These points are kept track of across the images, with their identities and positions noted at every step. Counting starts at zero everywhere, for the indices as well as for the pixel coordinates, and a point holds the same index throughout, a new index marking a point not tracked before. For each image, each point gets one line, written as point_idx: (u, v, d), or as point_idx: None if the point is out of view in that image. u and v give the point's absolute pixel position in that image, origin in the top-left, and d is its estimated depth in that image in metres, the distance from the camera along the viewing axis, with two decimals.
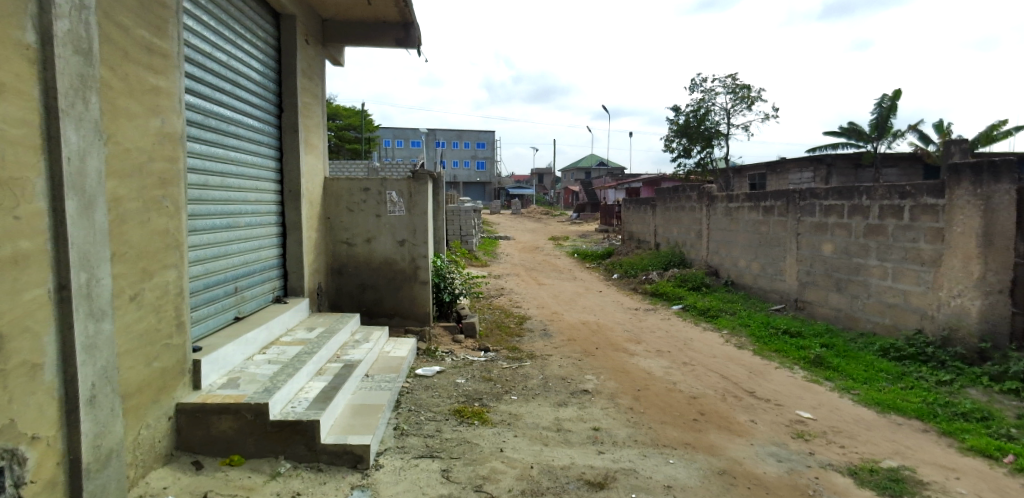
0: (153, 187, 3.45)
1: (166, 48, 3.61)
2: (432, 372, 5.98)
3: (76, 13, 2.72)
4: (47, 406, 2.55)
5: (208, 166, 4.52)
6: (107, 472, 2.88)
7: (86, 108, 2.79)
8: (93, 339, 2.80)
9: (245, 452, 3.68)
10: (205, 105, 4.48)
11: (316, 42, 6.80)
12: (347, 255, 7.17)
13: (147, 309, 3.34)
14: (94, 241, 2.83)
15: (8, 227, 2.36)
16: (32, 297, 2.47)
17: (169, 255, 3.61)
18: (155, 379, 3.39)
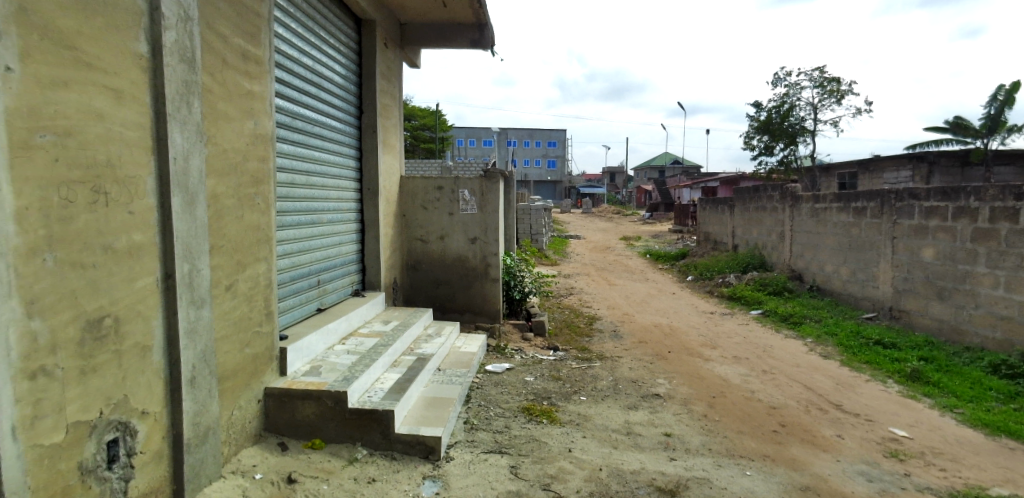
0: (247, 185, 3.69)
1: (259, 54, 3.84)
2: (502, 369, 6.04)
3: (182, 25, 2.95)
4: (155, 385, 2.78)
5: (295, 165, 4.78)
6: (205, 448, 3.11)
7: (190, 111, 3.03)
8: (194, 325, 3.03)
9: (326, 436, 3.87)
10: (293, 108, 4.74)
11: (394, 45, 7.04)
12: (421, 251, 7.37)
13: (240, 298, 3.58)
14: (196, 234, 3.07)
15: (125, 221, 2.60)
16: (143, 285, 2.71)
17: (260, 249, 3.85)
18: (247, 364, 3.63)
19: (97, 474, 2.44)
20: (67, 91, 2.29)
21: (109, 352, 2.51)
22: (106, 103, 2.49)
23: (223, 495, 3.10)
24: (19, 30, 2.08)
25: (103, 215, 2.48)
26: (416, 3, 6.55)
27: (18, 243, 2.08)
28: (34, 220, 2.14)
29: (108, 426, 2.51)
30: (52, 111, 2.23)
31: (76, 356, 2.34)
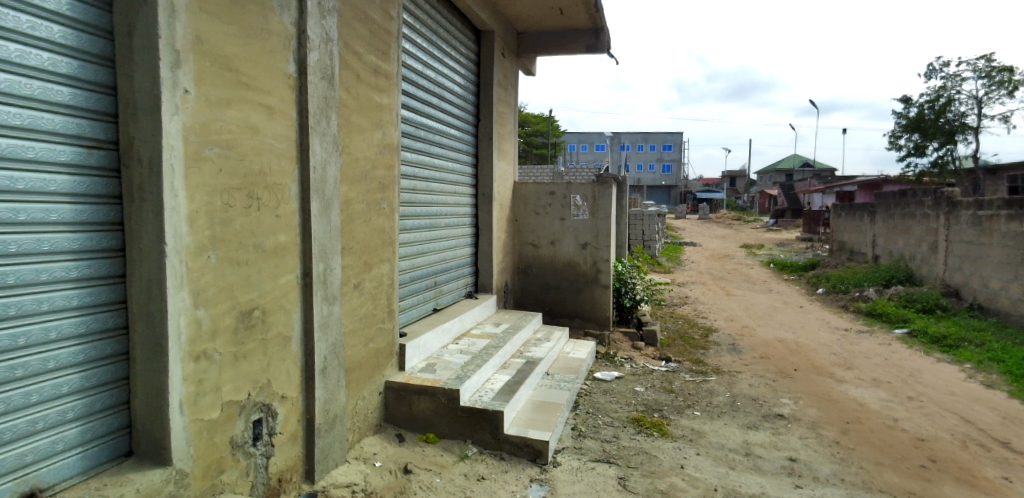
0: (375, 191, 3.96)
1: (388, 69, 4.12)
2: (611, 377, 5.95)
3: (324, 45, 3.24)
4: (293, 372, 3.08)
5: (417, 172, 5.05)
6: (333, 433, 3.37)
7: (328, 124, 3.31)
8: (327, 319, 3.31)
9: (439, 431, 4.03)
10: (417, 118, 5.01)
11: (511, 54, 7.21)
12: (532, 256, 7.47)
13: (367, 296, 3.85)
14: (330, 235, 3.35)
15: (272, 223, 2.90)
16: (286, 281, 3.01)
17: (384, 250, 4.11)
18: (371, 358, 3.89)
19: (245, 449, 2.74)
20: (229, 109, 2.60)
21: (256, 340, 2.80)
22: (260, 119, 2.80)
23: (347, 479, 3.34)
24: (195, 56, 2.39)
25: (255, 218, 2.78)
26: (534, 11, 6.67)
27: (190, 241, 2.39)
28: (202, 222, 2.45)
29: (255, 407, 2.81)
30: (219, 126, 2.54)
31: (231, 343, 2.64)
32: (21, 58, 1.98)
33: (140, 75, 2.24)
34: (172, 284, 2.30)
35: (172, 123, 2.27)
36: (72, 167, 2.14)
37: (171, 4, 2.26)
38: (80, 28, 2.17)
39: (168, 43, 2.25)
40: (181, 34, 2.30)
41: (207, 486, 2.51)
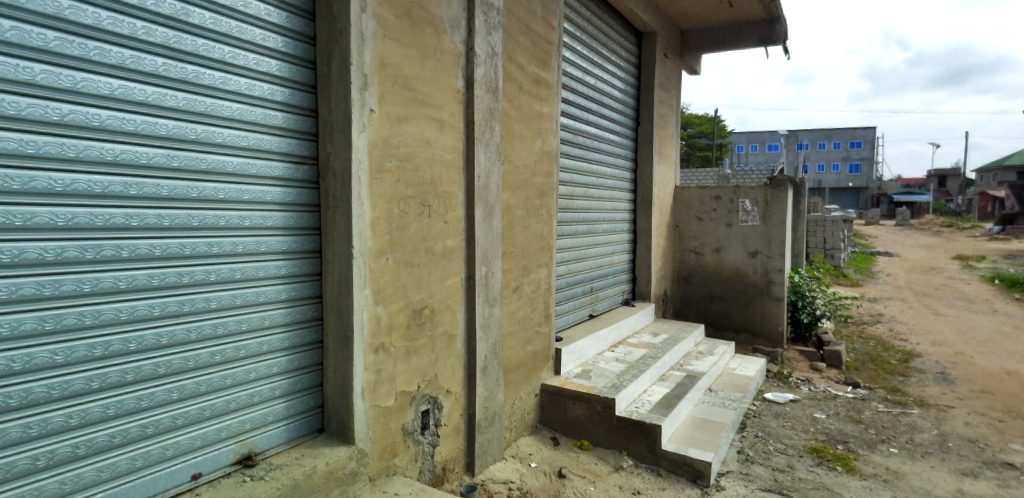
0: (534, 197, 4.05)
1: (549, 78, 4.20)
2: (784, 400, 5.42)
3: (489, 60, 3.41)
4: (457, 368, 3.27)
5: (576, 178, 5.08)
6: (492, 430, 3.52)
7: (492, 134, 3.47)
8: (487, 320, 3.47)
9: (594, 439, 3.99)
10: (576, 124, 5.04)
11: (675, 54, 6.94)
12: (694, 264, 7.10)
13: (525, 299, 3.95)
14: (492, 241, 3.50)
15: (441, 229, 3.11)
16: (452, 283, 3.21)
17: (542, 256, 4.19)
18: (528, 360, 3.98)
19: (415, 436, 2.97)
20: (407, 124, 2.85)
21: (426, 337, 3.02)
22: (433, 132, 3.03)
23: (504, 475, 3.46)
24: (379, 78, 2.66)
25: (427, 223, 3.01)
26: (701, 7, 6.35)
27: (372, 244, 2.66)
28: (382, 228, 2.71)
29: (423, 398, 3.03)
30: (398, 140, 2.79)
31: (404, 338, 2.88)
32: (249, 90, 2.36)
33: (335, 97, 2.55)
34: (357, 282, 2.58)
35: (359, 139, 2.55)
36: (282, 180, 2.50)
37: (361, 34, 2.55)
38: (291, 61, 2.53)
39: (358, 69, 2.54)
40: (368, 60, 2.59)
41: (383, 467, 2.77)
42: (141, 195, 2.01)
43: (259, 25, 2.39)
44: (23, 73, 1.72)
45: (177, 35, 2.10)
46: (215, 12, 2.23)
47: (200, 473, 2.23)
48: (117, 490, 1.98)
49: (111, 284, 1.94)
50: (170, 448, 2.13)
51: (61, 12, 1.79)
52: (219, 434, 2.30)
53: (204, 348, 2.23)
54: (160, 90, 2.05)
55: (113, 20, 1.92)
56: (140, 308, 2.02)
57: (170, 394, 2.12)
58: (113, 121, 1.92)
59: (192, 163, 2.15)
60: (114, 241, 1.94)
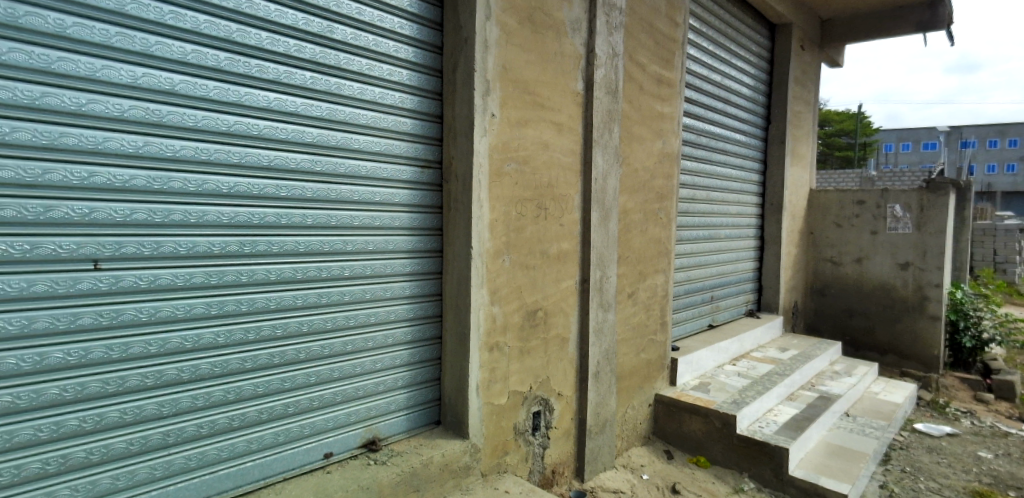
0: (653, 201, 3.93)
1: (672, 77, 4.05)
2: (939, 432, 4.78)
3: (610, 61, 3.36)
4: (569, 372, 3.26)
5: (698, 180, 4.85)
6: (602, 436, 3.47)
7: (611, 136, 3.42)
8: (601, 325, 3.42)
9: (711, 457, 3.79)
10: (700, 125, 4.82)
11: (813, 46, 6.40)
12: (831, 275, 6.49)
13: (640, 306, 3.84)
14: (607, 245, 3.45)
15: (557, 231, 3.12)
16: (566, 286, 3.21)
17: (660, 261, 4.05)
18: (642, 368, 3.87)
19: (526, 436, 3.01)
20: (526, 128, 2.89)
21: (540, 338, 3.05)
22: (551, 136, 3.05)
23: (614, 484, 3.39)
24: (501, 84, 2.73)
25: (543, 226, 3.03)
26: None
27: (490, 246, 2.73)
28: (500, 229, 2.78)
29: (535, 399, 3.06)
30: (517, 144, 2.84)
31: (518, 338, 2.92)
32: (383, 98, 2.52)
33: (460, 103, 2.65)
34: (475, 282, 2.66)
35: (481, 143, 2.63)
36: (410, 183, 2.64)
37: (485, 42, 2.63)
38: (421, 70, 2.66)
39: (481, 75, 2.62)
40: (491, 66, 2.66)
41: (495, 463, 2.83)
42: (289, 196, 2.22)
43: (393, 38, 2.54)
44: (199, 89, 1.97)
45: (323, 50, 2.30)
46: (355, 28, 2.40)
47: (331, 453, 2.42)
48: (263, 460, 2.21)
49: (263, 276, 2.16)
50: (307, 428, 2.33)
51: (230, 35, 2.03)
52: (348, 418, 2.47)
53: (338, 337, 2.42)
54: (307, 101, 2.26)
55: (270, 40, 2.14)
56: (286, 298, 2.24)
57: (308, 378, 2.33)
58: (268, 130, 2.15)
59: (332, 167, 2.34)
60: (265, 237, 2.16)
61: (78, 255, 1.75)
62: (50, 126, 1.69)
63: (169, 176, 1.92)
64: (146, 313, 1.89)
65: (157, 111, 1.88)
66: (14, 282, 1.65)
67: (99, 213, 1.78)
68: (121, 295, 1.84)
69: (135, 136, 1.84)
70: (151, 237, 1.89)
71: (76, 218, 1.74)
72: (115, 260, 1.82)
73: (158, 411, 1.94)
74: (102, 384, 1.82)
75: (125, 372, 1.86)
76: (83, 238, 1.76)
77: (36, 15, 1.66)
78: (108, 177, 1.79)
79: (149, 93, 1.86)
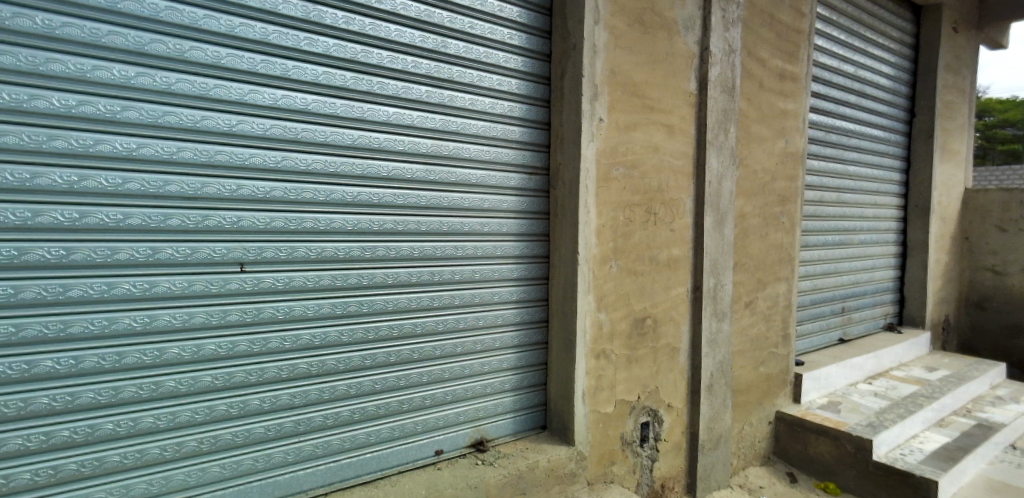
0: (774, 204, 3.68)
1: (796, 71, 3.77)
2: None
3: (726, 58, 3.20)
4: (680, 383, 3.14)
5: (827, 181, 4.47)
6: (716, 453, 3.30)
7: (727, 137, 3.26)
8: (715, 336, 3.25)
9: (842, 484, 3.45)
10: (829, 121, 4.43)
11: (969, 27, 5.66)
12: (992, 286, 5.68)
13: (759, 316, 3.61)
14: (722, 251, 3.28)
15: (667, 237, 3.02)
16: (677, 293, 3.10)
17: (782, 269, 3.78)
18: (761, 383, 3.63)
19: (634, 447, 2.93)
20: (635, 131, 2.84)
21: (648, 347, 2.97)
22: (662, 138, 2.96)
23: None
24: (609, 88, 2.70)
25: (653, 231, 2.95)
26: None
27: (597, 251, 2.71)
28: (607, 235, 2.75)
29: (643, 410, 2.98)
30: (626, 148, 2.80)
31: (626, 347, 2.86)
32: (492, 108, 2.58)
33: (567, 109, 2.65)
34: (582, 288, 2.65)
35: (588, 148, 2.62)
36: (518, 189, 2.69)
37: (593, 46, 2.62)
38: (529, 79, 2.71)
39: (589, 80, 2.62)
40: (599, 70, 2.65)
41: (602, 473, 2.79)
42: (406, 204, 2.35)
43: (503, 49, 2.61)
44: (329, 107, 2.15)
45: (437, 65, 2.41)
46: (467, 42, 2.50)
47: (441, 450, 2.51)
48: (381, 453, 2.35)
49: (382, 279, 2.31)
50: (420, 425, 2.45)
51: (356, 56, 2.20)
52: (457, 417, 2.56)
53: (449, 339, 2.51)
54: (423, 114, 2.38)
55: (391, 58, 2.29)
56: (402, 300, 2.36)
57: (421, 377, 2.44)
58: (387, 142, 2.29)
59: (444, 176, 2.45)
60: (384, 242, 2.30)
61: (228, 258, 1.97)
62: (207, 145, 1.92)
63: (303, 187, 2.11)
64: (282, 312, 2.09)
65: (293, 129, 2.08)
66: (177, 282, 1.89)
67: (246, 221, 1.99)
68: (261, 295, 2.05)
69: (276, 153, 2.05)
70: (287, 243, 2.08)
71: (228, 226, 1.97)
72: (258, 263, 2.03)
73: (291, 401, 2.13)
74: (245, 374, 2.03)
75: (264, 364, 2.07)
76: (233, 244, 1.98)
77: (198, 48, 1.89)
78: (252, 189, 2.00)
79: (286, 112, 2.06)
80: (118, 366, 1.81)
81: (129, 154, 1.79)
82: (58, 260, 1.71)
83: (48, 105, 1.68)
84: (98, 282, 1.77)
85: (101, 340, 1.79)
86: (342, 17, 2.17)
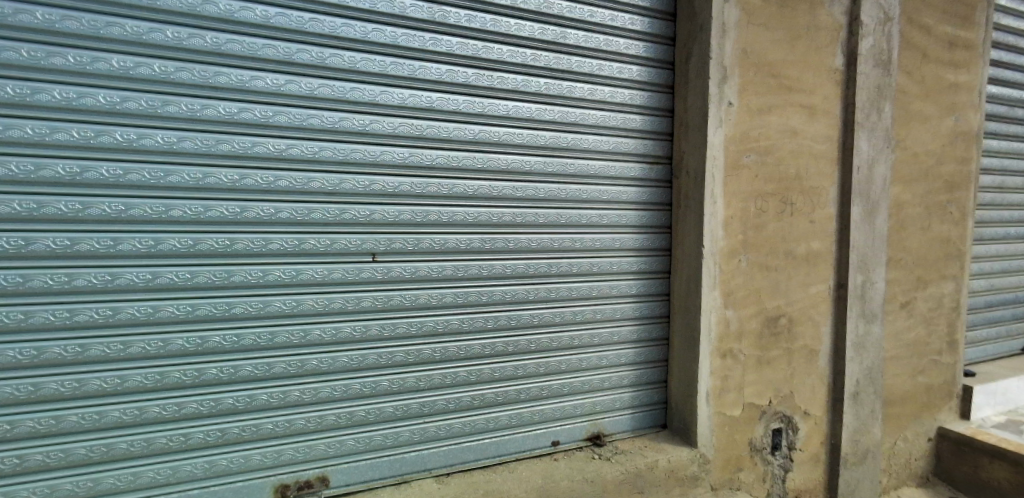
0: (940, 191, 3.21)
1: (972, 37, 3.25)
2: None
3: (880, 27, 2.85)
4: (819, 389, 2.88)
5: (1010, 163, 3.82)
6: (861, 468, 2.99)
7: (880, 117, 2.90)
8: (863, 339, 2.93)
9: None
10: (1014, 92, 3.78)
11: None
12: None
13: (919, 319, 3.19)
14: (873, 245, 2.93)
15: (806, 229, 2.77)
16: (817, 291, 2.83)
17: (949, 266, 3.30)
18: (919, 394, 3.21)
19: (764, 455, 2.73)
20: (770, 114, 2.62)
21: (782, 349, 2.75)
22: (801, 121, 2.71)
23: None
24: (740, 69, 2.52)
25: (789, 223, 2.72)
26: None
27: (724, 245, 2.55)
28: (736, 227, 2.58)
29: (775, 415, 2.77)
30: (759, 133, 2.60)
31: (756, 347, 2.68)
32: (612, 97, 2.52)
33: (693, 95, 2.52)
34: (707, 284, 2.52)
35: (716, 135, 2.48)
36: (638, 180, 2.60)
37: (722, 26, 2.47)
38: (652, 64, 2.60)
39: (718, 62, 2.47)
40: (729, 51, 2.49)
41: (727, 479, 2.64)
42: (525, 196, 2.37)
43: (624, 35, 2.53)
44: (452, 104, 2.22)
45: (556, 56, 2.40)
46: (587, 31, 2.45)
47: (558, 441, 2.52)
48: (499, 440, 2.41)
49: (501, 270, 2.36)
50: (537, 414, 2.47)
51: (477, 53, 2.25)
52: (574, 410, 2.55)
53: (566, 331, 2.51)
54: (541, 106, 2.39)
55: (510, 52, 2.31)
56: (520, 291, 2.40)
57: (538, 367, 2.46)
58: (507, 136, 2.33)
59: (562, 168, 2.44)
60: (504, 234, 2.35)
61: (362, 249, 2.12)
62: (344, 144, 2.07)
63: (428, 182, 2.20)
64: (409, 300, 2.21)
65: (419, 126, 2.18)
66: (319, 270, 2.07)
67: (377, 214, 2.13)
68: (391, 283, 2.18)
69: (404, 149, 2.16)
70: (413, 235, 2.20)
71: (362, 219, 2.11)
72: (388, 253, 2.16)
73: (417, 384, 2.25)
74: (377, 356, 2.18)
75: (393, 348, 2.20)
76: (366, 236, 2.12)
77: (337, 55, 2.04)
78: (383, 185, 2.13)
79: (414, 110, 2.17)
80: (271, 344, 2.02)
81: (279, 155, 1.98)
82: (224, 249, 1.93)
83: (216, 114, 1.89)
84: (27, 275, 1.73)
85: (257, 320, 2.00)
86: (465, 16, 2.23)
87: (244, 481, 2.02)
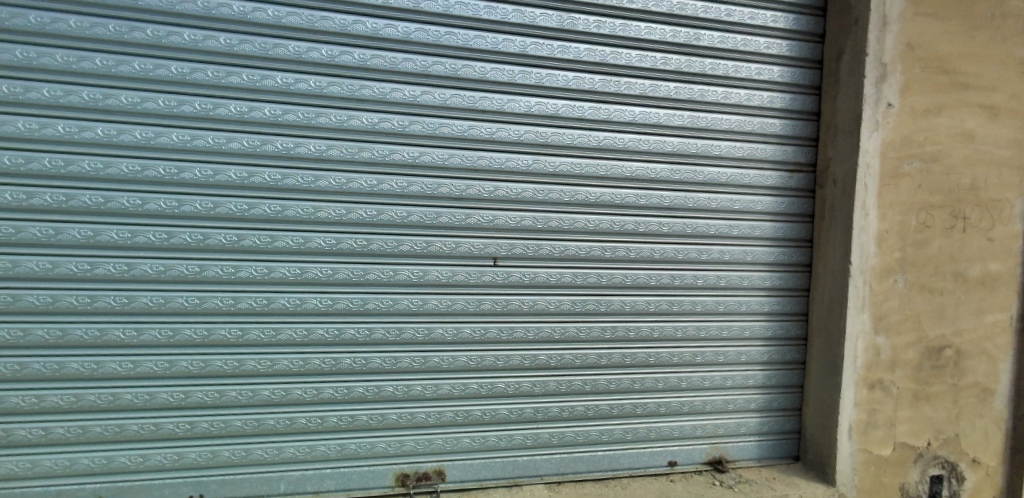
0: None
1: None
2: None
3: None
4: (993, 434, 2.47)
5: None
6: None
7: None
8: None
9: None
10: None
11: None
12: None
13: None
14: None
15: (982, 248, 2.39)
16: (995, 320, 2.43)
17: None
18: None
19: None
20: (940, 116, 2.30)
21: (946, 384, 2.40)
22: (981, 123, 2.34)
23: None
24: (903, 65, 2.26)
25: (960, 240, 2.36)
26: None
27: (876, 263, 2.29)
28: (892, 244, 2.30)
29: (935, 460, 2.42)
30: (925, 137, 2.29)
31: (912, 380, 2.37)
32: (750, 100, 2.35)
33: (844, 96, 2.30)
34: (853, 306, 2.28)
35: (870, 140, 2.24)
36: (776, 189, 2.41)
37: (883, 19, 2.23)
38: (796, 64, 2.39)
39: (875, 59, 2.23)
40: (890, 46, 2.24)
41: None
42: (649, 205, 2.30)
43: (765, 34, 2.36)
44: (578, 111, 2.21)
45: (689, 59, 2.30)
46: (723, 32, 2.32)
47: (676, 462, 2.41)
48: (613, 454, 2.35)
49: (621, 280, 2.30)
50: (653, 431, 2.38)
51: (606, 58, 2.22)
52: (694, 430, 2.42)
53: (688, 348, 2.39)
54: (671, 112, 2.30)
55: (640, 57, 2.25)
56: (639, 302, 2.33)
57: (657, 383, 2.37)
58: (633, 143, 2.27)
59: (691, 175, 2.33)
60: (625, 243, 2.29)
61: (483, 253, 2.18)
62: (471, 151, 2.14)
63: (551, 189, 2.21)
64: (527, 305, 2.23)
65: (544, 134, 2.20)
66: (444, 272, 2.16)
67: (500, 220, 2.18)
68: (510, 288, 2.22)
69: (529, 157, 2.19)
70: (533, 240, 2.22)
71: (485, 224, 2.17)
72: (509, 258, 2.21)
73: (532, 389, 2.27)
74: (494, 359, 2.23)
75: (510, 352, 2.24)
76: (488, 240, 2.18)
77: (469, 66, 2.11)
78: (507, 191, 2.18)
79: (540, 118, 2.19)
80: (398, 340, 2.15)
81: (413, 162, 2.09)
82: (361, 249, 2.08)
83: (360, 124, 2.04)
84: (39, 261, 1.87)
85: (386, 316, 2.13)
86: (594, 21, 2.20)
87: (369, 466, 2.16)
